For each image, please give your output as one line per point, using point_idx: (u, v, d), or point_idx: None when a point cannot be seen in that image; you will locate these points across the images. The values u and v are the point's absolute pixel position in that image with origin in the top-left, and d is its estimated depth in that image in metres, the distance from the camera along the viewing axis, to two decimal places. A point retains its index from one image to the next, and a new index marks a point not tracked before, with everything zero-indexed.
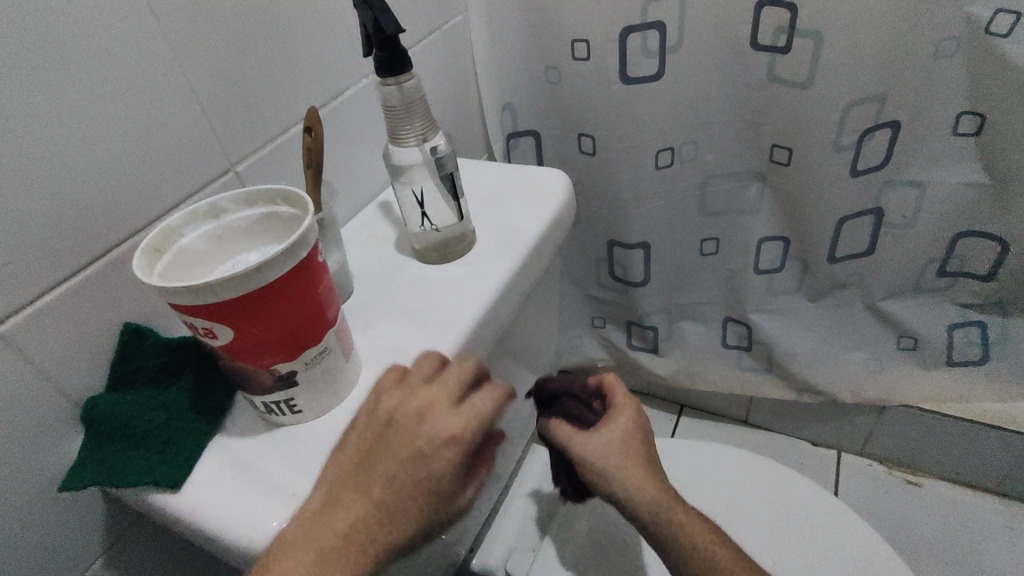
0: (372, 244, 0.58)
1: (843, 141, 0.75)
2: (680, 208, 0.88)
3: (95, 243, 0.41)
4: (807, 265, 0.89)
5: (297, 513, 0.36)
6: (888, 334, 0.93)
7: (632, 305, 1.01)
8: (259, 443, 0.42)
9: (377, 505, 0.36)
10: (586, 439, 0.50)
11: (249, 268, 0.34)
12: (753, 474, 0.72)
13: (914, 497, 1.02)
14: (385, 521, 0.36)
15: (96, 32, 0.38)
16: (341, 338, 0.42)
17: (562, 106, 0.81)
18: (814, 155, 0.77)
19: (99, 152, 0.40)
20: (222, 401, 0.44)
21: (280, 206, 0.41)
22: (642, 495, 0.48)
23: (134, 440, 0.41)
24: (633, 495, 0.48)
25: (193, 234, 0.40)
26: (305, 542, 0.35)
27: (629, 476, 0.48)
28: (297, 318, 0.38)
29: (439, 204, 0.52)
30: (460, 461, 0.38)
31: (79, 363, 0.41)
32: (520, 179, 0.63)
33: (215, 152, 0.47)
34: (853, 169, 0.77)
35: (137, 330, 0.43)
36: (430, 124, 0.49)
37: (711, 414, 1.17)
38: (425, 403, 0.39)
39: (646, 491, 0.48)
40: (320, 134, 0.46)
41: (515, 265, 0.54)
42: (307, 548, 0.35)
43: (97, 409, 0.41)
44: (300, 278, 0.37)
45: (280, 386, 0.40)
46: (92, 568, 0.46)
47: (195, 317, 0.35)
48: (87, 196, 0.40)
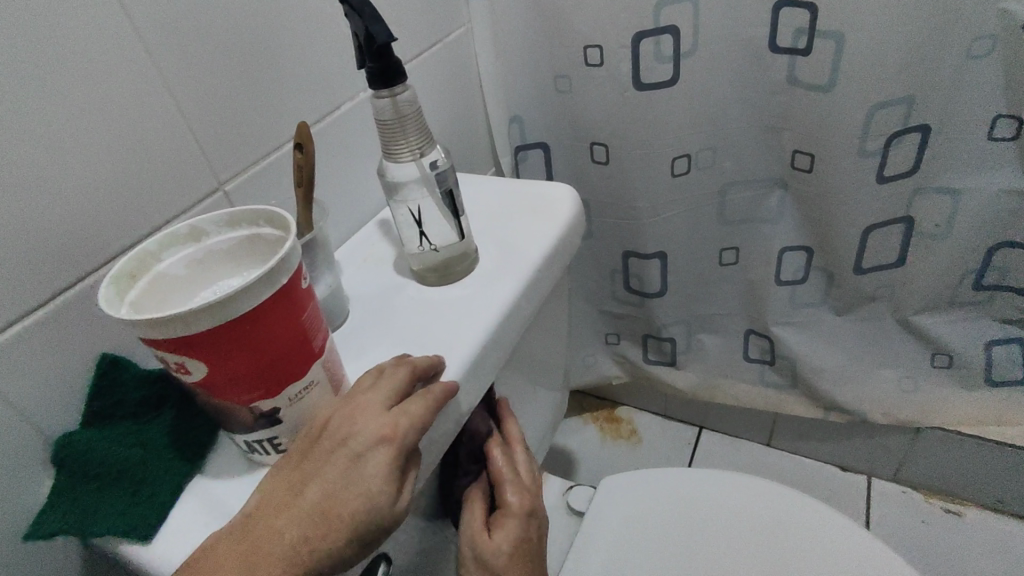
0: (369, 266, 0.55)
1: (869, 146, 0.70)
2: (696, 220, 0.84)
3: (69, 268, 0.38)
4: (833, 277, 0.84)
5: (230, 524, 0.34)
6: (920, 351, 0.86)
7: (649, 317, 0.96)
8: (240, 485, 0.39)
9: (308, 510, 0.33)
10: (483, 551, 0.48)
11: (223, 296, 0.30)
12: (773, 500, 0.68)
13: (954, 527, 0.95)
14: (313, 526, 0.33)
15: (69, 42, 0.36)
16: (330, 370, 0.39)
17: (569, 115, 0.77)
18: (840, 163, 0.72)
19: (72, 171, 0.37)
20: (204, 439, 0.41)
21: (264, 227, 0.38)
22: None
23: (105, 482, 0.38)
24: None
25: (172, 258, 0.38)
26: (225, 558, 0.32)
27: None
28: (278, 351, 0.34)
29: (439, 221, 0.49)
30: (393, 462, 0.35)
31: (50, 398, 0.38)
32: (525, 194, 0.60)
33: (201, 171, 0.44)
34: (881, 175, 0.73)
35: (115, 361, 0.40)
36: (427, 138, 0.47)
37: (732, 434, 1.11)
38: (360, 405, 0.37)
39: None
40: (311, 151, 0.44)
41: (520, 287, 0.50)
42: (223, 565, 0.32)
43: (70, 446, 0.38)
44: (282, 307, 0.34)
45: (261, 424, 0.36)
46: None
47: (166, 351, 0.32)
48: (61, 218, 0.37)
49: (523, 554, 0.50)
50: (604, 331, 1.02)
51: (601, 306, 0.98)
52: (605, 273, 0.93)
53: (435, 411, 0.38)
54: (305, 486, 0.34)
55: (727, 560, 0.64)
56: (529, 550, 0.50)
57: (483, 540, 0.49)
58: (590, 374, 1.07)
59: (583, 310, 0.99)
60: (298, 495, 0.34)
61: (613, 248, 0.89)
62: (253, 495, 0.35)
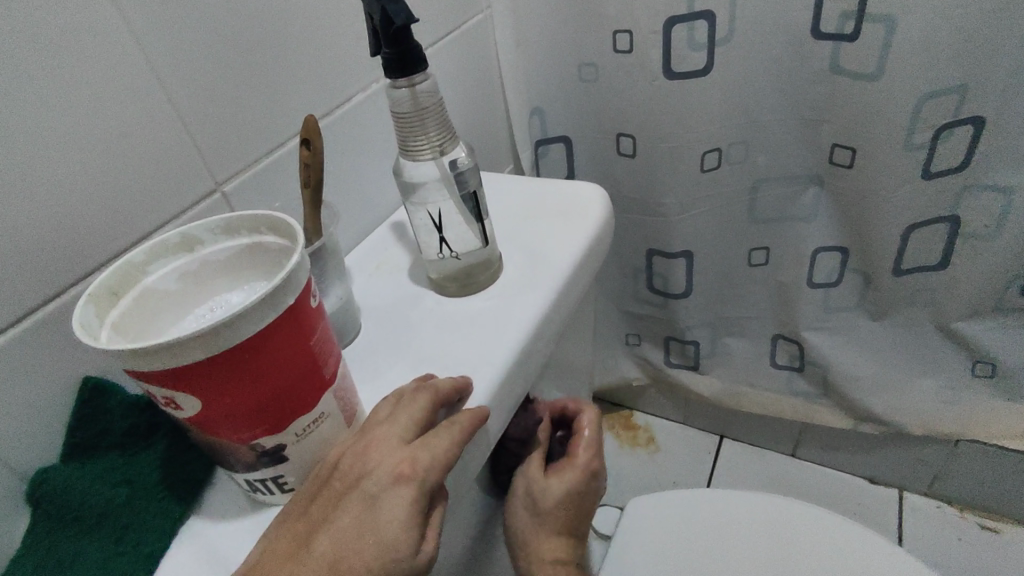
0: (383, 273, 0.51)
1: (916, 137, 0.63)
2: (726, 221, 0.78)
3: (42, 284, 0.33)
4: (869, 277, 0.76)
5: None
6: (960, 359, 0.78)
7: (672, 318, 0.90)
8: (238, 527, 0.35)
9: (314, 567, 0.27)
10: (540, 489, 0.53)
11: (218, 322, 0.26)
12: (814, 522, 0.63)
13: (992, 545, 0.90)
14: None
15: (26, 21, 0.30)
16: (343, 399, 0.34)
17: (594, 106, 0.73)
18: (882, 153, 0.65)
19: (44, 170, 0.32)
20: (199, 474, 0.37)
21: (266, 235, 0.33)
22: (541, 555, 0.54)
23: (87, 525, 0.33)
24: (535, 550, 0.54)
25: (162, 271, 0.33)
26: None
27: (543, 535, 0.54)
28: (283, 382, 0.30)
29: (460, 226, 0.45)
30: (414, 504, 0.29)
31: (25, 429, 0.33)
32: (550, 195, 0.55)
33: (196, 172, 0.40)
34: (926, 170, 0.65)
35: (99, 387, 0.35)
36: (448, 134, 0.42)
37: (754, 443, 1.07)
38: (373, 440, 0.32)
39: (547, 552, 0.54)
40: (319, 147, 0.39)
41: (548, 301, 0.45)
42: None
43: (46, 484, 0.33)
44: (288, 331, 0.29)
45: (265, 463, 0.32)
46: None
47: (153, 384, 0.27)
48: (30, 226, 0.32)
49: (569, 504, 0.54)
50: (625, 332, 0.97)
51: (622, 306, 0.94)
52: (627, 273, 0.88)
53: (462, 444, 0.33)
54: (311, 539, 0.28)
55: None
56: (574, 503, 0.55)
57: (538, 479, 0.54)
58: (609, 374, 1.03)
59: (602, 311, 0.95)
60: (301, 551, 0.28)
61: (636, 245, 0.84)
62: (249, 555, 0.29)
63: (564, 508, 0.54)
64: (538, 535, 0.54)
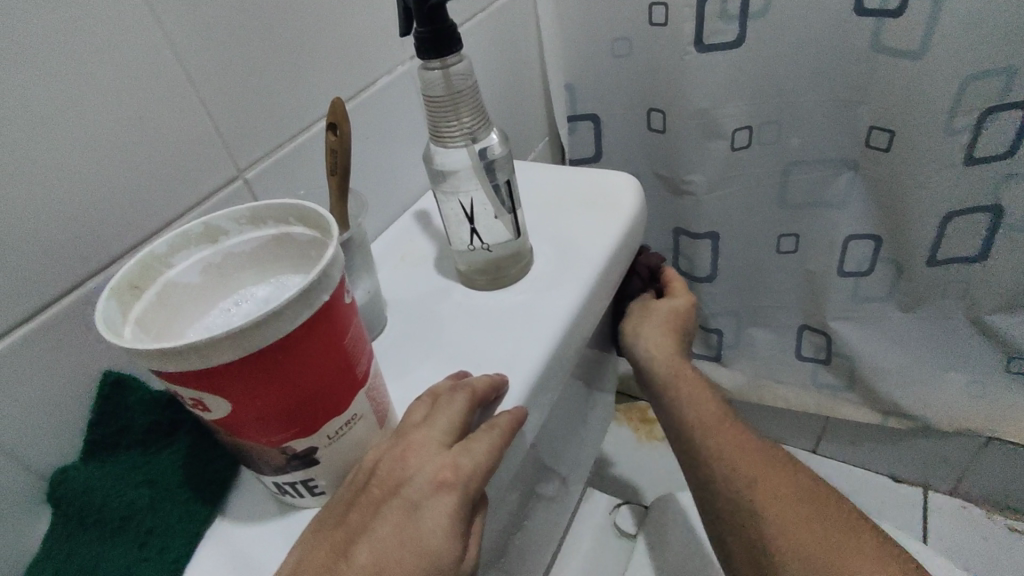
0: (409, 264, 0.49)
1: (959, 120, 0.60)
2: (756, 207, 0.75)
3: (59, 273, 0.31)
4: (902, 268, 0.73)
5: None
6: (995, 355, 0.76)
7: (695, 304, 0.88)
8: (269, 532, 0.33)
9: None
10: (653, 304, 0.56)
11: (250, 322, 0.24)
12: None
13: (1018, 547, 0.88)
14: None
15: None
16: (376, 399, 0.32)
17: (625, 81, 0.71)
18: (925, 135, 0.61)
19: (54, 147, 0.30)
20: (225, 474, 0.35)
21: (295, 226, 0.31)
22: (652, 362, 0.54)
23: (108, 528, 0.32)
24: (646, 354, 0.54)
25: (185, 263, 0.31)
26: None
27: (655, 339, 0.54)
28: (316, 384, 0.28)
29: (493, 218, 0.43)
30: (457, 513, 0.28)
31: (41, 427, 0.32)
32: (582, 185, 0.53)
33: (216, 157, 0.38)
34: (969, 155, 0.62)
35: (120, 382, 0.34)
36: (483, 121, 0.40)
37: (775, 438, 1.05)
38: (412, 443, 0.30)
39: (656, 358, 0.53)
40: (347, 133, 0.37)
41: (581, 296, 0.43)
42: None
43: (65, 486, 0.32)
44: (321, 330, 0.27)
45: (295, 466, 0.30)
46: None
47: (180, 385, 0.26)
48: (47, 210, 0.30)
49: (678, 321, 0.56)
50: None
51: None
52: None
53: (503, 449, 0.31)
54: (348, 548, 0.27)
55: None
56: (685, 324, 0.56)
57: (646, 303, 0.57)
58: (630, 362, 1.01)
59: None
60: (339, 562, 0.26)
61: (663, 222, 0.82)
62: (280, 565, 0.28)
63: (674, 321, 0.55)
64: (657, 339, 0.54)
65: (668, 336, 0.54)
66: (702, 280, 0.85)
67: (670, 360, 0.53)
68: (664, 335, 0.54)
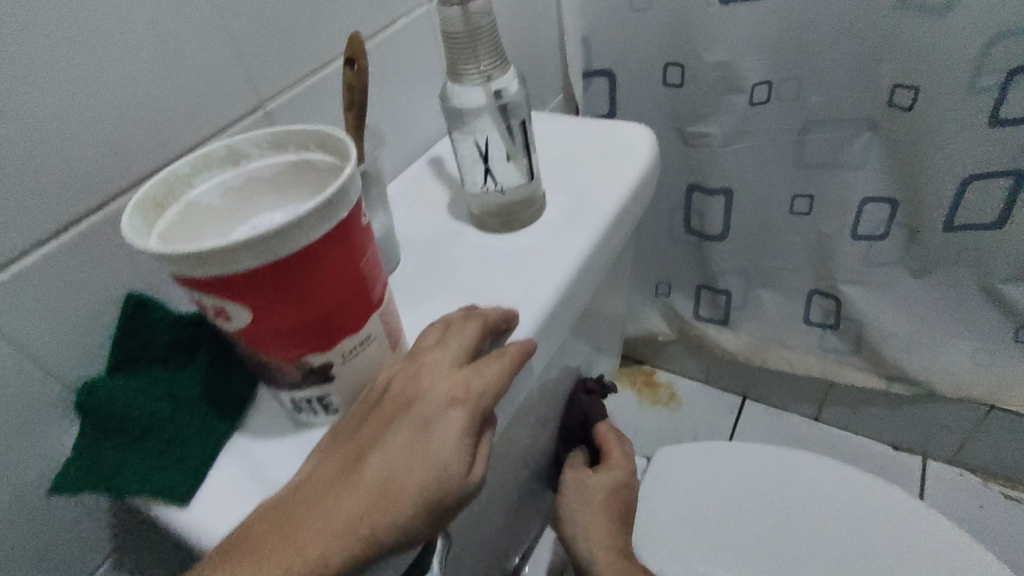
0: (423, 206, 0.49)
1: (984, 80, 0.59)
2: (772, 166, 0.75)
3: (86, 191, 0.32)
4: (916, 233, 0.73)
5: (273, 500, 0.28)
6: (1004, 324, 0.76)
7: (705, 263, 0.88)
8: (285, 446, 0.34)
9: (368, 484, 0.27)
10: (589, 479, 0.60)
11: (271, 232, 0.25)
12: (820, 474, 0.63)
13: (1012, 515, 0.90)
14: (376, 504, 0.26)
15: None
16: (389, 323, 0.33)
17: (644, 34, 0.70)
18: (949, 94, 0.60)
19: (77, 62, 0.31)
20: (244, 391, 0.36)
21: (314, 152, 0.32)
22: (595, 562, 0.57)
23: (134, 435, 0.33)
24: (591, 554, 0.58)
25: (207, 184, 0.32)
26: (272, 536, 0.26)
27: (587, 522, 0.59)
28: (333, 301, 0.29)
29: (509, 159, 0.43)
30: (468, 430, 0.29)
31: (70, 339, 0.33)
32: (596, 135, 0.53)
33: (237, 87, 0.38)
34: (993, 116, 0.61)
35: (143, 302, 0.35)
36: (501, 61, 0.40)
37: (777, 404, 1.06)
38: (425, 365, 0.31)
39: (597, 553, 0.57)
40: (364, 68, 0.37)
41: (592, 239, 0.44)
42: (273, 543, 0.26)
43: (95, 395, 0.34)
44: (337, 247, 0.28)
45: (311, 382, 0.31)
46: (100, 567, 0.40)
47: (205, 294, 0.27)
48: (77, 126, 0.31)
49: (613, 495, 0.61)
50: (655, 280, 0.95)
51: (655, 254, 0.92)
52: (663, 215, 0.86)
53: (512, 374, 0.32)
54: (364, 457, 0.28)
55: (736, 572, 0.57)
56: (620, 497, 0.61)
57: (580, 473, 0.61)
58: (637, 323, 1.02)
59: (635, 257, 0.93)
60: (355, 468, 0.28)
61: (675, 180, 0.82)
62: (301, 472, 0.29)
63: (609, 497, 0.61)
64: (591, 521, 0.59)
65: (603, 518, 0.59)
66: (713, 239, 0.85)
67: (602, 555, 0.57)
68: (600, 530, 0.58)
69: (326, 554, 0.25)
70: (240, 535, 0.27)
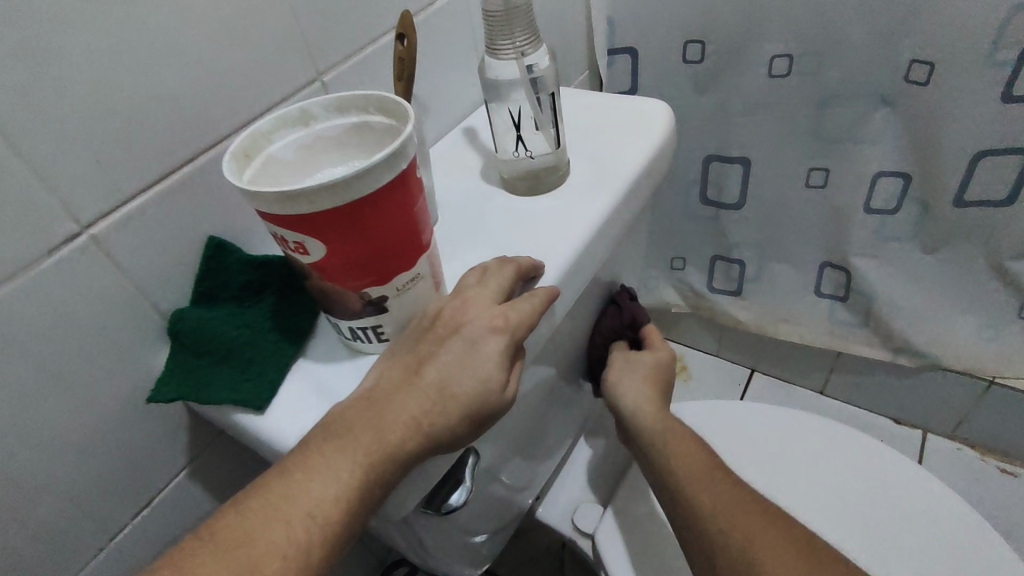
0: (457, 172, 0.54)
1: (1000, 54, 0.61)
2: (788, 140, 0.78)
3: (180, 145, 0.38)
4: (927, 208, 0.76)
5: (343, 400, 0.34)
6: (1008, 298, 0.79)
7: (721, 234, 0.92)
8: (344, 369, 0.40)
9: (427, 389, 0.33)
10: (627, 380, 0.60)
11: (348, 175, 0.30)
12: (820, 432, 0.67)
13: (1007, 487, 0.94)
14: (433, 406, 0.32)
15: None
16: (433, 265, 0.39)
17: (670, 12, 0.73)
18: (964, 69, 0.63)
19: (180, 28, 0.36)
20: (306, 324, 0.42)
21: (373, 115, 0.37)
22: (645, 415, 0.57)
23: (217, 355, 0.39)
24: (640, 420, 0.57)
25: (283, 141, 0.37)
26: (352, 423, 0.31)
27: (638, 399, 0.58)
28: (392, 239, 0.34)
29: (538, 130, 0.48)
30: (508, 352, 0.34)
31: (164, 272, 0.39)
32: (618, 109, 0.57)
33: (303, 56, 0.44)
34: (1008, 92, 0.63)
35: (221, 245, 0.41)
36: (535, 38, 0.45)
37: (785, 378, 1.11)
38: (470, 297, 0.36)
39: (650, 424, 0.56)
40: (413, 42, 0.42)
41: (613, 200, 0.49)
42: (353, 429, 0.31)
43: (183, 321, 0.39)
44: (397, 193, 0.33)
45: (369, 311, 0.37)
46: (177, 480, 0.45)
47: (288, 229, 0.32)
48: (178, 84, 0.37)
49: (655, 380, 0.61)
50: (670, 255, 0.99)
51: (671, 228, 0.96)
52: (681, 189, 0.90)
53: (542, 312, 0.37)
54: (422, 368, 0.33)
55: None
56: (659, 376, 0.61)
57: (624, 358, 0.62)
58: (651, 297, 1.06)
59: (651, 231, 0.97)
60: (414, 377, 0.33)
61: (694, 153, 0.85)
62: (365, 379, 0.34)
63: (653, 377, 0.61)
64: (635, 384, 0.59)
65: (648, 387, 0.59)
66: (730, 208, 0.89)
67: (640, 390, 0.59)
68: (641, 381, 0.59)
69: (397, 441, 0.31)
70: (321, 423, 0.32)
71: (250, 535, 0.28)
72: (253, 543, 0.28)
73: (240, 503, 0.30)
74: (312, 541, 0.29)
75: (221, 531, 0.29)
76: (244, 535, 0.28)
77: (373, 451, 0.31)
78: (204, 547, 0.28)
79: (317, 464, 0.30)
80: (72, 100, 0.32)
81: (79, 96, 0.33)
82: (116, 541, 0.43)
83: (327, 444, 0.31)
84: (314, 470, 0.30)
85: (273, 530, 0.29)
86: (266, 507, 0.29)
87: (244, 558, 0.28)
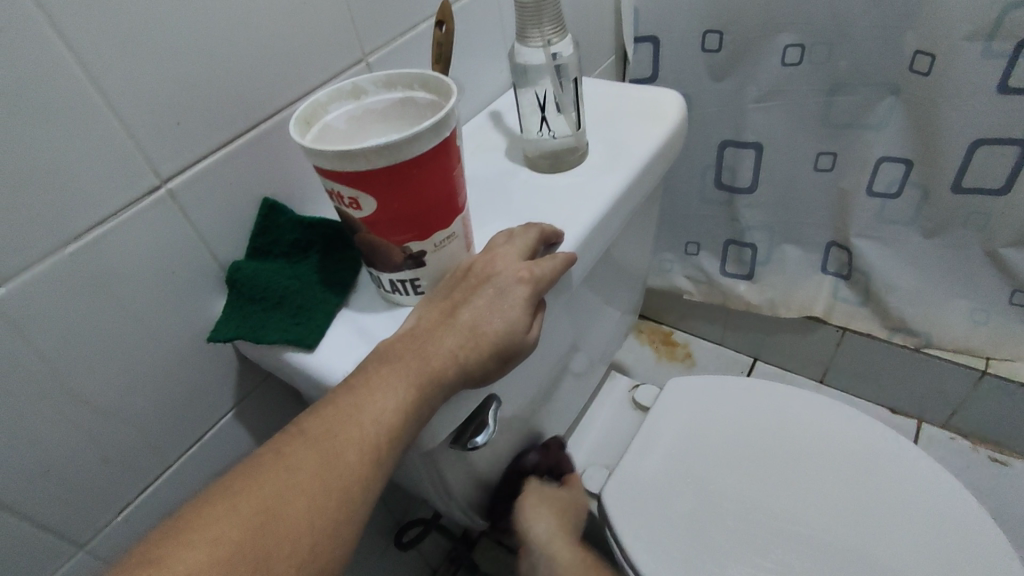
0: (486, 149, 0.59)
1: (995, 47, 0.65)
2: (798, 125, 0.83)
3: (245, 111, 0.43)
4: (927, 194, 0.80)
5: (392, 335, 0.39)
6: (1000, 286, 0.83)
7: (734, 217, 0.96)
8: (382, 318, 0.45)
9: (462, 326, 0.38)
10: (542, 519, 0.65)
11: (401, 138, 0.35)
12: (816, 407, 0.71)
13: (996, 475, 0.98)
14: (467, 341, 0.38)
15: None
16: (465, 227, 0.43)
17: (690, 2, 0.77)
18: (963, 61, 0.67)
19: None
20: (348, 278, 0.47)
21: (417, 91, 0.42)
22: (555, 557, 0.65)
23: (270, 302, 0.44)
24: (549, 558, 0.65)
25: (337, 111, 0.42)
26: (402, 353, 0.37)
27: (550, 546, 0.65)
28: (432, 199, 0.39)
29: (560, 112, 0.53)
30: (531, 300, 0.39)
31: (227, 224, 0.44)
32: (635, 97, 0.62)
33: (357, 33, 0.48)
34: (1003, 84, 0.67)
35: (275, 206, 0.46)
36: (561, 28, 0.49)
37: (786, 367, 1.15)
38: (499, 254, 0.41)
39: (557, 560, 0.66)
40: (452, 29, 0.46)
41: (628, 176, 0.53)
42: (403, 357, 0.37)
43: (241, 272, 0.44)
44: (439, 157, 0.38)
45: (408, 265, 0.41)
46: (227, 416, 0.50)
47: (345, 185, 0.37)
48: (249, 48, 0.41)
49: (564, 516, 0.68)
50: (684, 239, 1.03)
51: (685, 214, 1.00)
52: (696, 175, 0.94)
53: (564, 270, 0.42)
54: (458, 310, 0.39)
55: (722, 487, 0.65)
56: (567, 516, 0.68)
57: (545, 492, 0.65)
58: (664, 280, 1.10)
59: (666, 215, 1.02)
60: (451, 317, 0.38)
61: (710, 138, 0.89)
62: (411, 319, 0.40)
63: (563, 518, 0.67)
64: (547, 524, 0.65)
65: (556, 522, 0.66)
66: (741, 192, 0.92)
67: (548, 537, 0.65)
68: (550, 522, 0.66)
69: (440, 368, 0.37)
70: (376, 352, 0.38)
71: (331, 431, 0.35)
72: (335, 438, 0.35)
73: (319, 408, 0.36)
74: (377, 442, 0.35)
75: (307, 428, 0.35)
76: (325, 431, 0.35)
77: (419, 375, 0.36)
78: (297, 440, 0.35)
79: (376, 383, 0.36)
80: (161, 64, 0.37)
81: (166, 60, 0.37)
82: (172, 470, 0.48)
83: (383, 368, 0.36)
84: (375, 387, 0.36)
85: (346, 429, 0.35)
86: (338, 412, 0.35)
87: (328, 448, 0.34)
